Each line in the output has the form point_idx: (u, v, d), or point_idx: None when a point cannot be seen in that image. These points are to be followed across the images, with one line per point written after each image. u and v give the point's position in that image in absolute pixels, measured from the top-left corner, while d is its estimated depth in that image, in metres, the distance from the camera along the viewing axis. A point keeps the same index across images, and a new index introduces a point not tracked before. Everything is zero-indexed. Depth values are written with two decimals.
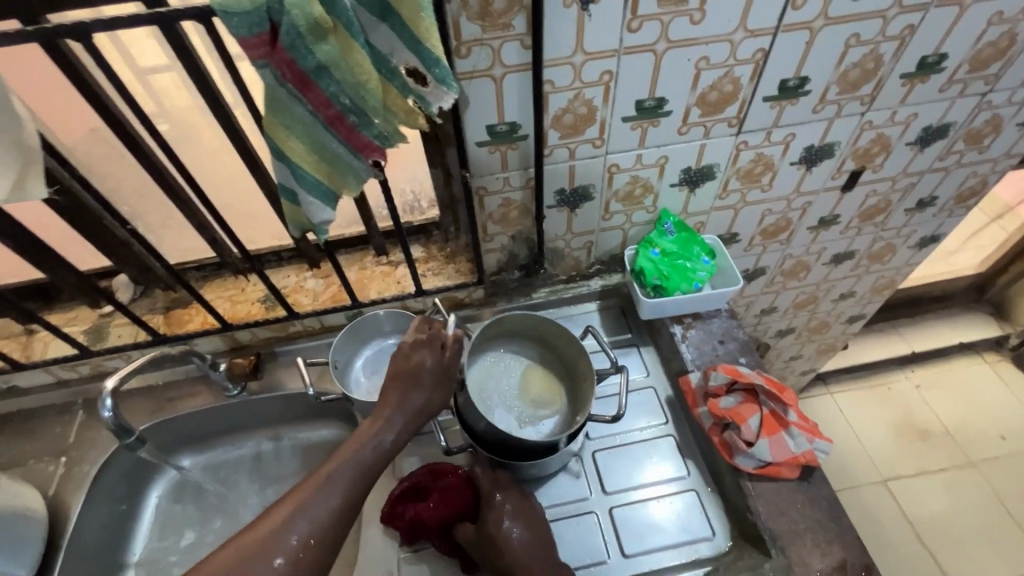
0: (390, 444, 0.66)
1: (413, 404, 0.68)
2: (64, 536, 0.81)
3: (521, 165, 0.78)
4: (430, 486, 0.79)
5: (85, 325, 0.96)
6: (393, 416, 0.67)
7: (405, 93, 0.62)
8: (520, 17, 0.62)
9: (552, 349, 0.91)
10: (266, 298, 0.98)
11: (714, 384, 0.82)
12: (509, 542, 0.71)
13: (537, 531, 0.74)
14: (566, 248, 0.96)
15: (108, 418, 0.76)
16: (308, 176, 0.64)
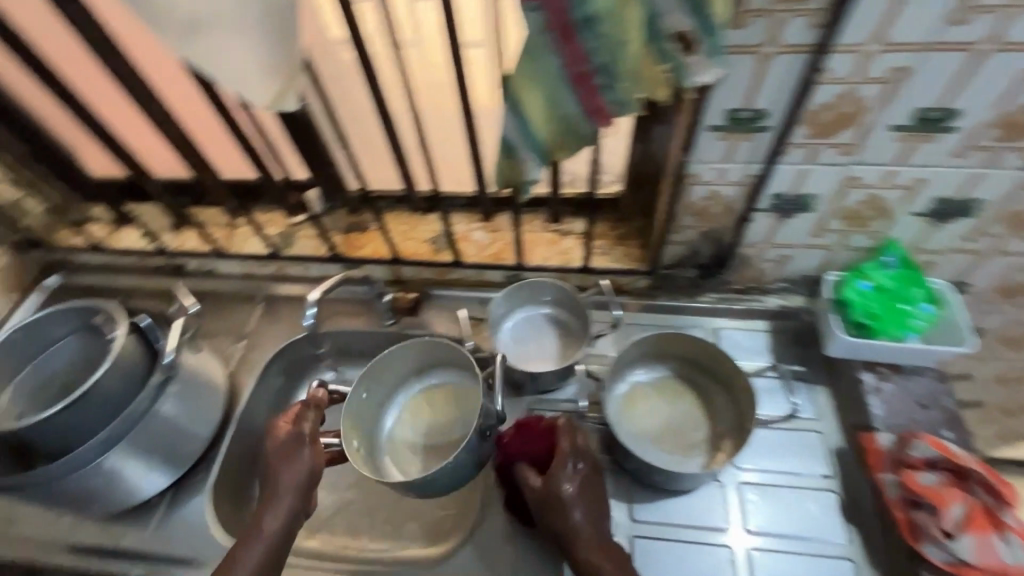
0: (296, 497, 0.67)
1: (287, 476, 0.68)
2: (237, 410, 0.91)
3: (748, 159, 0.70)
4: (510, 441, 0.75)
5: (278, 229, 1.05)
6: (291, 479, 0.68)
7: (662, 60, 0.55)
8: None
9: (709, 366, 0.83)
10: (435, 241, 1.00)
11: (914, 454, 0.73)
12: (570, 519, 0.65)
13: (595, 511, 0.67)
14: (756, 257, 0.86)
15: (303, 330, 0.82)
16: (534, 131, 0.61)
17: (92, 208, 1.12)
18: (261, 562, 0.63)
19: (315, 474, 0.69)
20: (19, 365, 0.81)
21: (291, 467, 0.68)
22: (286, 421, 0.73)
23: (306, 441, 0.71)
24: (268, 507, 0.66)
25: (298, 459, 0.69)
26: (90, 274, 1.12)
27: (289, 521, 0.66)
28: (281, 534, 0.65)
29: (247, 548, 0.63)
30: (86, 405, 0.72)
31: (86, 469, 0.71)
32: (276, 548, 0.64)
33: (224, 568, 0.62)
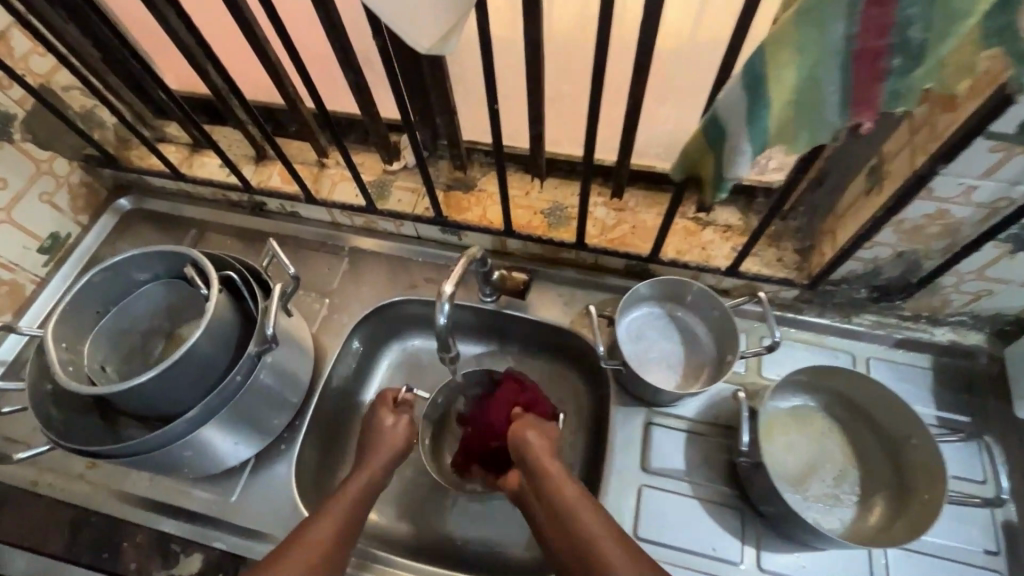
0: (377, 473, 0.71)
1: (377, 454, 0.73)
2: (322, 376, 0.84)
3: (1013, 179, 0.54)
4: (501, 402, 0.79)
5: (371, 176, 0.93)
6: (377, 460, 0.72)
7: (992, 43, 0.41)
8: None
9: (875, 411, 0.72)
10: (550, 213, 0.86)
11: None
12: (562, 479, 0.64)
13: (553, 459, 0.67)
14: (950, 287, 0.71)
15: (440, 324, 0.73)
16: (765, 119, 0.47)
17: (166, 126, 1.01)
18: (342, 526, 0.64)
19: (394, 462, 0.74)
20: (101, 308, 0.73)
21: (385, 445, 0.74)
22: (388, 401, 0.79)
23: (409, 428, 0.77)
24: (356, 475, 0.70)
25: (387, 441, 0.74)
26: (163, 199, 1.03)
27: (365, 491, 0.69)
28: (359, 502, 0.68)
29: (328, 511, 0.65)
30: (179, 370, 0.65)
31: (181, 440, 0.65)
32: (355, 515, 0.66)
33: (305, 527, 0.63)
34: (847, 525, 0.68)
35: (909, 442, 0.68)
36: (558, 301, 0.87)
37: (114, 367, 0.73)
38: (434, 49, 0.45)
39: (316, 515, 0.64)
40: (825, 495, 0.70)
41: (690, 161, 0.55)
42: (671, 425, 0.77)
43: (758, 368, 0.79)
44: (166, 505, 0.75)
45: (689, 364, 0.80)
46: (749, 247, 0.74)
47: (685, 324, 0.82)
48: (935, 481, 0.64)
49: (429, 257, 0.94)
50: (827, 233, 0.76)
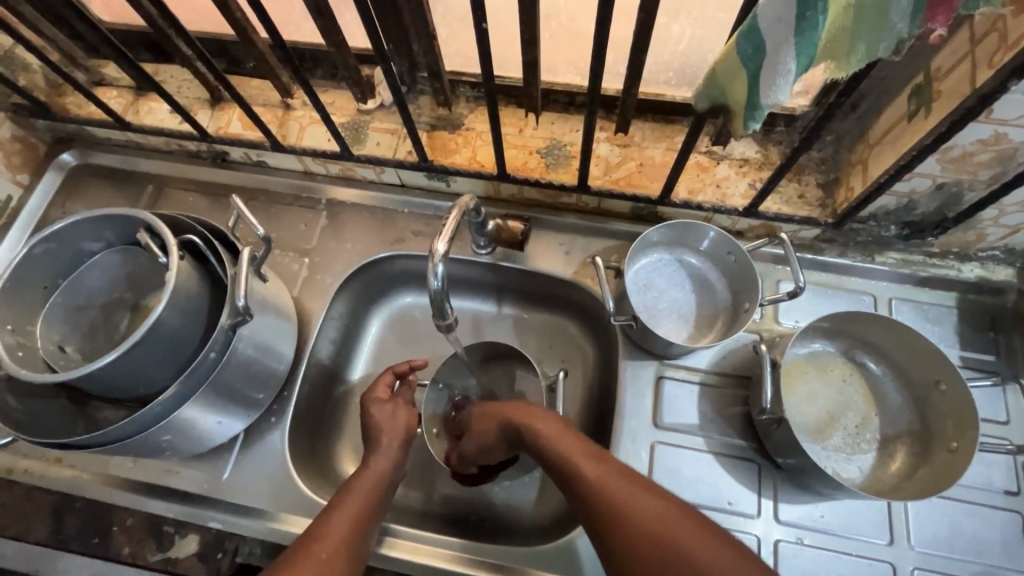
0: (387, 469, 0.65)
1: (386, 440, 0.67)
2: (309, 340, 0.78)
3: None
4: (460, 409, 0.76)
5: (344, 116, 0.82)
6: (388, 449, 0.66)
7: None
8: None
9: (902, 360, 0.68)
10: (548, 152, 0.77)
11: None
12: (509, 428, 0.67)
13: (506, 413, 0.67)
14: (988, 221, 0.65)
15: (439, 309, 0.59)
16: (817, 29, 0.39)
17: (103, 67, 0.88)
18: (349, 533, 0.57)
19: (404, 454, 0.68)
20: (50, 282, 0.65)
21: (398, 434, 0.68)
22: (381, 389, 0.72)
23: (404, 410, 0.70)
24: (367, 470, 0.64)
25: (392, 427, 0.68)
26: (112, 153, 0.91)
27: (376, 499, 0.62)
28: (372, 496, 0.62)
29: (349, 499, 0.61)
30: (145, 348, 0.58)
31: (157, 425, 0.60)
32: (364, 520, 0.60)
33: (323, 525, 0.57)
34: (865, 473, 0.66)
35: (938, 388, 0.65)
36: (559, 251, 0.80)
37: (75, 347, 0.66)
38: None
39: (323, 520, 0.58)
40: (845, 444, 0.68)
41: (717, 89, 0.47)
42: (684, 377, 0.73)
43: (775, 315, 0.74)
44: (154, 486, 0.71)
45: (702, 313, 0.75)
46: (774, 181, 0.66)
47: (696, 270, 0.76)
48: (964, 428, 0.62)
49: (414, 207, 0.85)
50: (856, 164, 0.68)
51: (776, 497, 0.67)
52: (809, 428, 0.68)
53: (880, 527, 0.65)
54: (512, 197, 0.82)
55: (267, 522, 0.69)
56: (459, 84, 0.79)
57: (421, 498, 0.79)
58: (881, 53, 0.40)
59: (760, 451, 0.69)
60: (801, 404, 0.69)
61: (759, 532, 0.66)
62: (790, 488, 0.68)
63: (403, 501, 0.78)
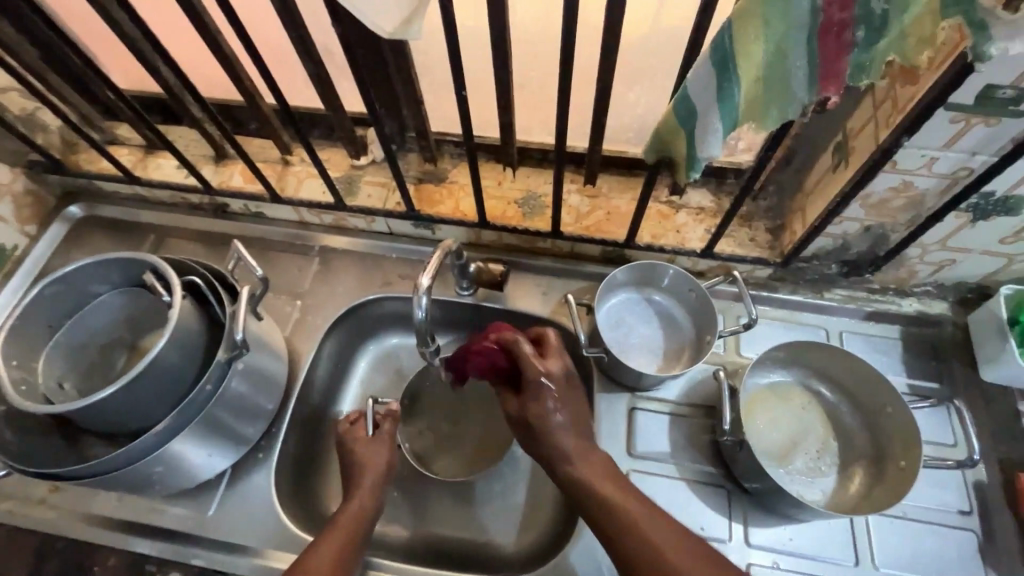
0: (375, 492, 0.69)
1: (368, 480, 0.69)
2: (298, 379, 0.82)
3: (973, 149, 0.56)
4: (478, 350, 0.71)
5: (338, 171, 0.90)
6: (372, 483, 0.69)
7: (953, 14, 0.39)
8: None
9: (852, 387, 0.74)
10: (524, 202, 0.85)
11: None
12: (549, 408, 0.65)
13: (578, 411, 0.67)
14: (915, 259, 0.73)
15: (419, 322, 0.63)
16: (734, 96, 0.47)
17: (116, 127, 0.96)
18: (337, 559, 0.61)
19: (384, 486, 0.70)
20: (55, 322, 0.69)
21: (377, 466, 0.70)
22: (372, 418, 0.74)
23: (387, 447, 0.72)
24: (350, 504, 0.67)
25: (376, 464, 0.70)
26: (117, 205, 0.97)
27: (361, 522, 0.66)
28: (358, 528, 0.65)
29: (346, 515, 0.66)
30: (145, 381, 0.61)
31: (148, 456, 0.62)
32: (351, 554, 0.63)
33: (304, 556, 0.60)
34: (827, 495, 0.70)
35: (886, 411, 0.70)
36: (535, 292, 0.86)
37: (73, 385, 0.69)
38: (395, 32, 0.44)
39: (313, 547, 0.61)
40: (807, 468, 0.72)
41: (662, 144, 0.55)
42: (655, 408, 0.77)
43: (736, 348, 0.80)
44: (137, 524, 0.72)
45: (670, 347, 0.80)
46: (724, 227, 0.75)
47: (663, 307, 0.82)
48: (908, 446, 0.67)
49: (401, 252, 0.91)
50: (796, 211, 0.76)
51: (747, 522, 0.70)
52: (771, 450, 0.72)
53: (845, 547, 0.68)
54: (492, 243, 0.89)
55: (253, 557, 0.70)
56: (443, 142, 0.88)
57: (403, 535, 0.80)
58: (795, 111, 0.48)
59: (727, 477, 0.73)
60: (764, 428, 0.74)
61: (732, 557, 0.68)
62: (758, 512, 0.71)
63: (387, 537, 0.80)
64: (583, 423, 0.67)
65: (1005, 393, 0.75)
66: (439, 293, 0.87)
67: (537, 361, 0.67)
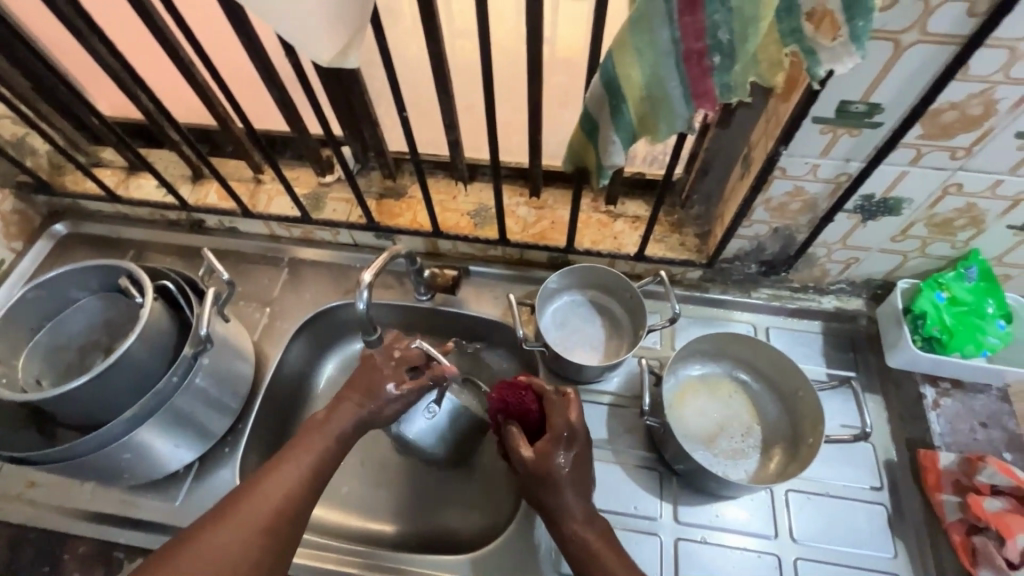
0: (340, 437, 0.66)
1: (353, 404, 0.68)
2: (265, 379, 0.87)
3: (846, 156, 0.64)
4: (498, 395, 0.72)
5: (306, 188, 0.97)
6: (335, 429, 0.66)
7: (790, 42, 0.48)
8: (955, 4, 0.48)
9: (772, 376, 0.81)
10: (476, 214, 0.93)
11: (980, 478, 0.71)
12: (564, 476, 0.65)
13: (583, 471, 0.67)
14: (824, 257, 0.81)
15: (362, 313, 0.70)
16: (624, 113, 0.55)
17: (101, 151, 1.03)
18: (295, 491, 0.61)
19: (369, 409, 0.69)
20: (36, 324, 0.75)
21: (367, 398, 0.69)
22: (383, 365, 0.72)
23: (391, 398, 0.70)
24: (322, 429, 0.66)
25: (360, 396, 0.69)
26: (98, 223, 1.04)
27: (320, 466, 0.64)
28: (328, 458, 0.65)
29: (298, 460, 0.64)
30: (115, 375, 0.67)
31: (116, 444, 0.68)
32: (312, 484, 0.63)
33: (260, 482, 0.61)
34: (750, 474, 0.76)
35: (798, 395, 0.77)
36: (488, 296, 0.93)
37: (50, 381, 0.74)
38: (333, 61, 0.53)
39: (268, 475, 0.61)
40: (732, 450, 0.78)
41: (578, 155, 0.64)
42: (596, 399, 0.83)
43: (671, 344, 0.87)
44: (111, 515, 0.78)
45: (610, 343, 0.87)
46: (651, 232, 0.82)
47: (604, 307, 0.89)
48: (816, 424, 0.74)
49: (365, 262, 0.99)
50: (718, 217, 0.84)
51: (677, 501, 0.76)
52: (699, 435, 0.79)
53: (766, 521, 0.74)
54: (449, 252, 0.96)
55: None
56: (402, 161, 0.96)
57: (364, 525, 0.85)
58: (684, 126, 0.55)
59: (659, 462, 0.78)
60: (694, 416, 0.80)
61: (662, 533, 0.74)
62: (688, 492, 0.77)
63: (347, 527, 0.85)
64: (586, 476, 0.67)
65: (909, 377, 0.80)
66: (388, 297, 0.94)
67: (565, 411, 0.67)
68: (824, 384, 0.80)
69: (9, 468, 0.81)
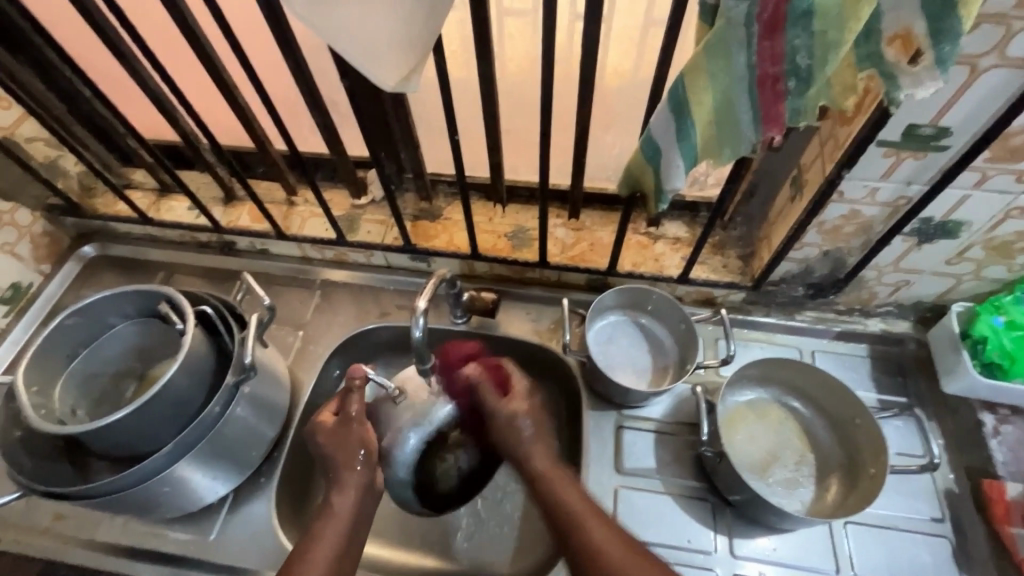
0: (352, 518, 0.67)
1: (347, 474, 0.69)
2: (300, 405, 0.85)
3: (907, 179, 0.63)
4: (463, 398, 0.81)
5: (339, 210, 0.96)
6: (347, 507, 0.67)
7: (866, 66, 0.47)
8: None
9: (823, 401, 0.79)
10: (513, 236, 0.92)
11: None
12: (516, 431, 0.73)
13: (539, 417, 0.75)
14: (873, 280, 0.80)
15: (417, 338, 0.68)
16: (690, 137, 0.54)
17: (132, 172, 1.02)
18: (333, 555, 0.63)
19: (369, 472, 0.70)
20: (72, 351, 0.73)
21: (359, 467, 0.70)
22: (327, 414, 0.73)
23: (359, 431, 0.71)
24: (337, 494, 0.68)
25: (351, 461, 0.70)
26: (128, 244, 1.03)
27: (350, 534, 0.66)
28: (353, 523, 0.67)
29: (318, 547, 0.63)
30: (157, 406, 0.65)
31: (155, 476, 0.66)
32: (344, 556, 0.64)
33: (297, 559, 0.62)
34: (806, 505, 0.74)
35: (854, 422, 0.75)
36: (526, 318, 0.92)
37: (84, 410, 0.72)
38: (397, 86, 0.51)
39: (310, 543, 0.64)
40: (786, 480, 0.76)
41: (635, 179, 0.63)
42: (641, 426, 0.81)
43: (715, 369, 0.85)
44: (142, 549, 0.75)
45: (654, 367, 0.85)
46: (696, 254, 0.81)
47: (647, 329, 0.88)
48: (878, 454, 0.71)
49: (399, 284, 0.97)
50: (763, 239, 0.83)
51: (732, 534, 0.73)
52: (751, 464, 0.76)
53: (826, 555, 0.71)
54: (485, 274, 0.95)
55: None
56: (438, 182, 0.95)
57: (400, 558, 0.82)
58: (741, 150, 0.54)
59: (710, 495, 0.76)
60: (744, 445, 0.78)
61: (719, 568, 0.71)
62: (742, 524, 0.74)
63: (384, 559, 0.82)
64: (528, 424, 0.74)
65: (966, 405, 0.80)
66: (430, 322, 0.92)
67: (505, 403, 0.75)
68: (880, 411, 0.78)
69: (35, 500, 0.78)
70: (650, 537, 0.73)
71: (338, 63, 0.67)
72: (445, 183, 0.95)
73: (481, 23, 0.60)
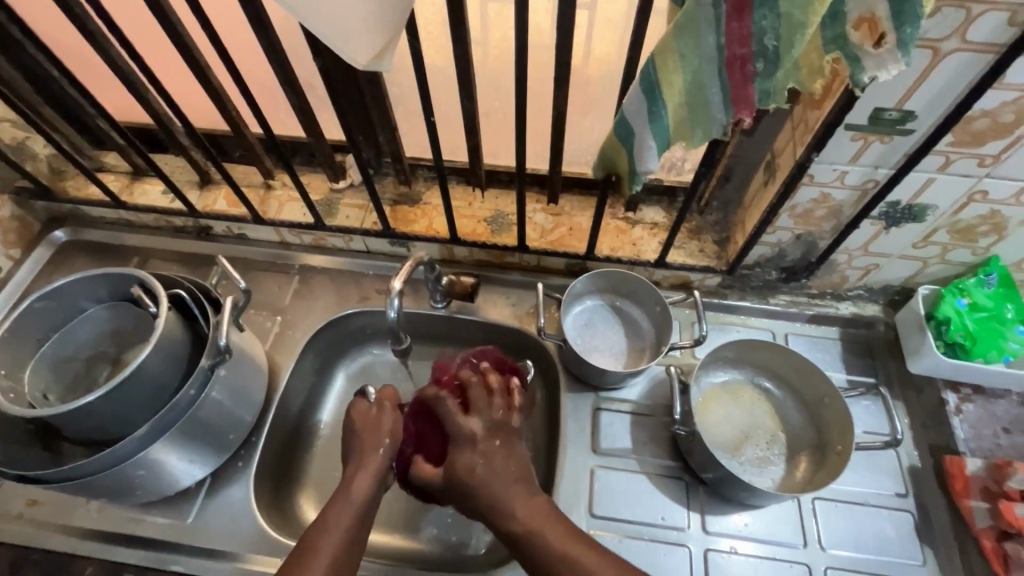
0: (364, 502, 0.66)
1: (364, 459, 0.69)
2: (279, 389, 0.85)
3: (875, 163, 0.64)
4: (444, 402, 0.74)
5: (318, 194, 0.95)
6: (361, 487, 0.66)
7: (832, 48, 0.48)
8: (993, 14, 0.49)
9: (795, 383, 0.81)
10: (492, 220, 0.92)
11: (1009, 484, 0.73)
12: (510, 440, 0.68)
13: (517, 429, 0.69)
14: (844, 264, 0.81)
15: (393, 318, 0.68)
16: (662, 118, 0.54)
17: (104, 155, 1.00)
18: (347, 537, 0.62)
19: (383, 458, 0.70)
20: (42, 335, 0.72)
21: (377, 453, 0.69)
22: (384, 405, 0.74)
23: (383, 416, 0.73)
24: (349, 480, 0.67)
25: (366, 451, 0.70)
26: (101, 229, 1.01)
27: (358, 526, 0.64)
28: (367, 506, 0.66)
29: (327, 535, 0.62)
30: (130, 388, 0.65)
31: (130, 459, 0.65)
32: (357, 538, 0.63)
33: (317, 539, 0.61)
34: (777, 482, 0.76)
35: (824, 402, 0.77)
36: (506, 303, 0.92)
37: (56, 395, 0.71)
38: (370, 64, 0.51)
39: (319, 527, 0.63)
40: (757, 458, 0.77)
41: (610, 161, 0.63)
42: (618, 407, 0.82)
43: (691, 351, 0.86)
44: (119, 534, 0.75)
45: (632, 350, 0.86)
46: (673, 238, 0.82)
47: (626, 313, 0.89)
48: (845, 433, 0.74)
49: (379, 269, 0.97)
50: (739, 223, 0.84)
51: (705, 512, 0.75)
52: (724, 444, 0.78)
53: (795, 530, 0.74)
54: (465, 259, 0.95)
55: (233, 561, 0.73)
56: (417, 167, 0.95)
57: (380, 540, 0.83)
58: (710, 132, 0.54)
59: (686, 474, 0.78)
60: (716, 426, 0.79)
61: (692, 543, 0.73)
62: (715, 502, 0.76)
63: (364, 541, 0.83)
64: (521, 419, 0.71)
65: (931, 384, 0.82)
66: (409, 306, 0.92)
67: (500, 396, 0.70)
68: (848, 391, 0.80)
69: (9, 486, 0.78)
70: (628, 516, 0.75)
71: (312, 42, 0.66)
72: (424, 167, 0.94)
73: (456, 3, 0.59)
